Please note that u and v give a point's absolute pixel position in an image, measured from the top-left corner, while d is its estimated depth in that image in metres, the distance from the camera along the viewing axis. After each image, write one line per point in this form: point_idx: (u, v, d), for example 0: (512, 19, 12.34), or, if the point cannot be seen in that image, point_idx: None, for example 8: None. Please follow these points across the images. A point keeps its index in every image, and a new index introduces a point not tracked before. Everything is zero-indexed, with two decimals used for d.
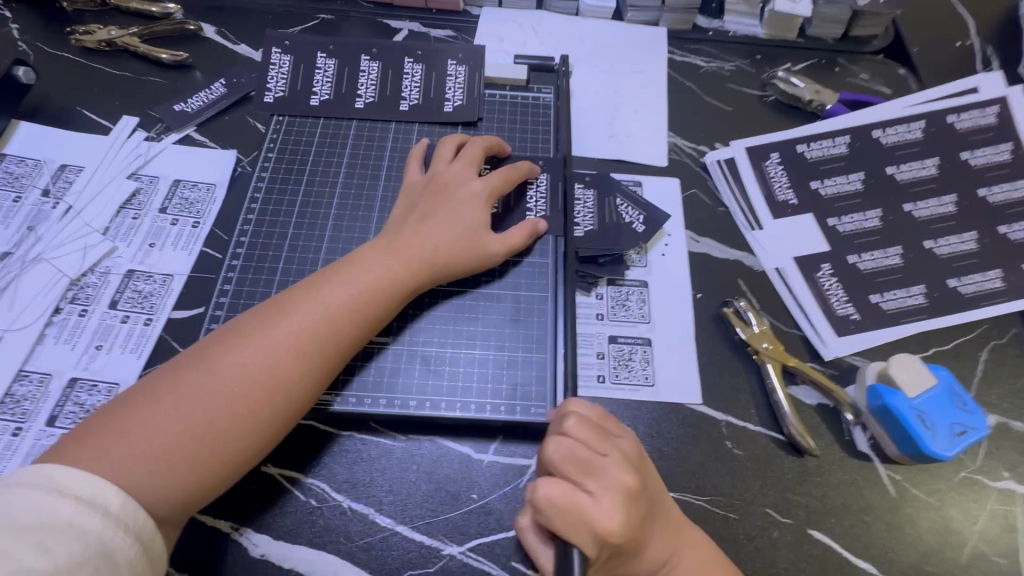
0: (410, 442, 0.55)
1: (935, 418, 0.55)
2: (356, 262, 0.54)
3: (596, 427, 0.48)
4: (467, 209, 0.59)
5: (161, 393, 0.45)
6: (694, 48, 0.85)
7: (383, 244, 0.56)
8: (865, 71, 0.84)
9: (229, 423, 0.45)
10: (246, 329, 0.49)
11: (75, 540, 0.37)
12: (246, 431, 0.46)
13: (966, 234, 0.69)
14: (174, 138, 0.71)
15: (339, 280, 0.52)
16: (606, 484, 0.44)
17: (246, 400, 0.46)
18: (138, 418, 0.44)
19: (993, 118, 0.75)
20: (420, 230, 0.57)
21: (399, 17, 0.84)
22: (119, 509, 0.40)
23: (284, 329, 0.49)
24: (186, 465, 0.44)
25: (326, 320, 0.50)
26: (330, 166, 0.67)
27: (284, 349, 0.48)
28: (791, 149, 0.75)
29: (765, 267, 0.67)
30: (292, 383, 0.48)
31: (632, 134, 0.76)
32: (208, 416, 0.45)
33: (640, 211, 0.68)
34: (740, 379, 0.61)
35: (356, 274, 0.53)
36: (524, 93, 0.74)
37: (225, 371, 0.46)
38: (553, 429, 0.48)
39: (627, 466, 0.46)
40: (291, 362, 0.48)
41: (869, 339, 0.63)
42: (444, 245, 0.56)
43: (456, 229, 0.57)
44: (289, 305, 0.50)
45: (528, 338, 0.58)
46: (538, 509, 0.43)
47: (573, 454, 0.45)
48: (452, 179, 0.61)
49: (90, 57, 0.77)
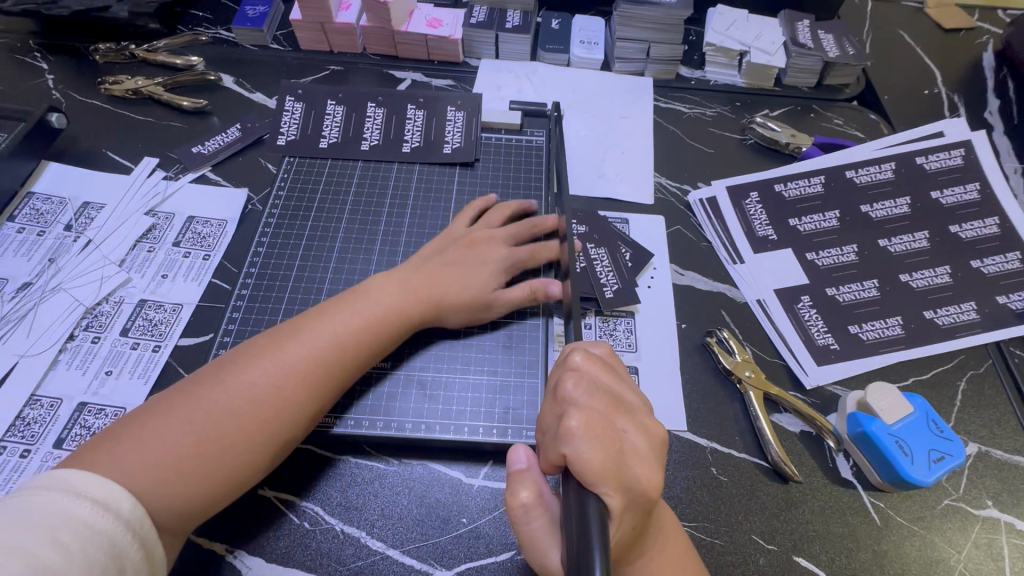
0: (402, 466, 0.57)
1: (914, 444, 0.56)
2: (367, 292, 0.58)
3: (608, 366, 0.48)
4: (485, 267, 0.62)
5: (174, 406, 0.48)
6: (677, 96, 0.91)
7: (394, 280, 0.59)
8: (839, 117, 0.90)
9: (240, 437, 0.48)
10: (262, 348, 0.52)
11: (90, 540, 0.39)
12: (255, 447, 0.48)
13: (940, 268, 0.72)
14: (191, 177, 0.76)
15: (350, 309, 0.56)
16: (635, 425, 0.44)
17: (256, 420, 0.48)
18: (152, 427, 0.46)
19: (959, 160, 0.80)
20: (437, 278, 0.60)
21: (404, 68, 0.92)
22: (129, 513, 0.42)
23: (297, 351, 0.52)
24: (194, 476, 0.46)
25: (335, 344, 0.53)
26: (336, 205, 0.71)
27: (298, 371, 0.51)
28: (769, 188, 0.79)
29: (747, 299, 0.71)
30: (300, 403, 0.50)
31: (620, 173, 0.81)
32: (219, 432, 0.47)
33: (628, 246, 0.72)
34: (725, 407, 0.63)
35: (371, 303, 0.57)
36: (518, 136, 0.78)
37: (239, 389, 0.49)
38: (561, 368, 0.47)
39: (645, 409, 0.46)
40: (299, 383, 0.51)
41: (849, 369, 0.65)
42: (455, 294, 0.60)
43: (472, 283, 0.61)
44: (301, 329, 0.53)
45: (519, 363, 0.61)
46: (574, 439, 0.40)
47: (596, 390, 0.44)
48: (483, 235, 0.65)
49: (118, 104, 0.84)
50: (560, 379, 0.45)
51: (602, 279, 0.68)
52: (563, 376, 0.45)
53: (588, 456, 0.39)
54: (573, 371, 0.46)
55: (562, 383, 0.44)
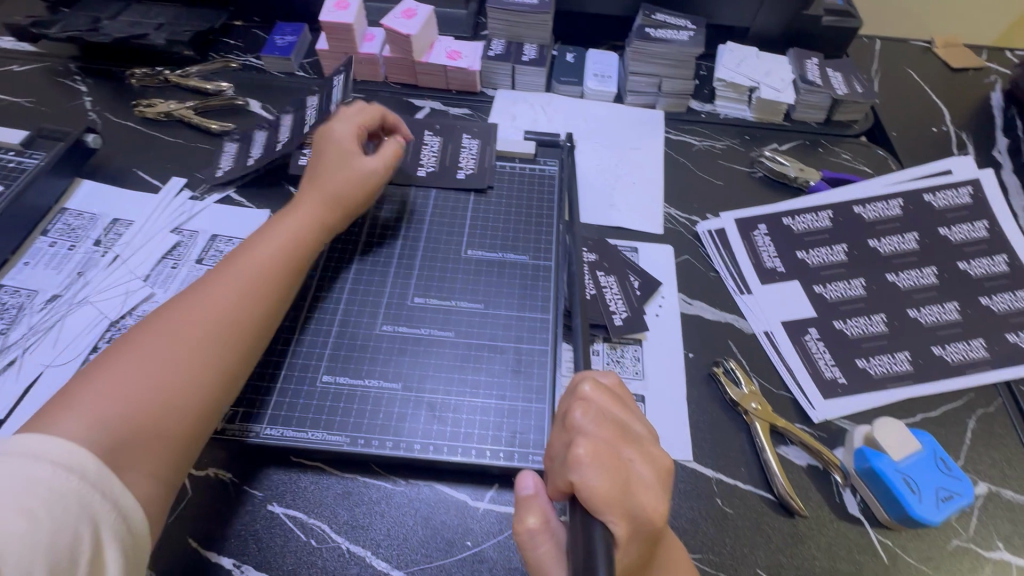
0: (409, 486, 0.58)
1: (922, 482, 0.56)
2: (276, 221, 0.64)
3: (616, 396, 0.48)
4: (343, 146, 0.69)
5: (114, 362, 0.49)
6: (687, 128, 0.94)
7: (295, 201, 0.66)
8: (847, 152, 0.92)
9: (189, 359, 0.51)
10: (184, 297, 0.55)
11: (54, 501, 0.38)
12: (213, 374, 0.52)
13: (948, 305, 0.73)
14: (216, 198, 0.79)
15: (265, 237, 0.62)
16: (642, 454, 0.44)
17: (203, 348, 0.52)
18: (94, 386, 0.47)
19: (967, 198, 0.81)
20: (319, 178, 0.67)
21: (423, 97, 0.95)
22: (94, 473, 0.42)
23: (217, 285, 0.56)
24: (155, 406, 0.48)
25: (258, 263, 0.59)
26: (355, 227, 0.72)
27: (226, 297, 0.55)
28: (777, 221, 0.80)
29: (755, 329, 0.71)
30: (237, 313, 0.55)
31: (630, 203, 0.83)
32: (175, 370, 0.50)
33: (637, 274, 0.73)
34: (731, 438, 0.63)
35: (269, 228, 0.63)
36: (532, 165, 0.80)
37: (172, 322, 0.53)
38: (570, 397, 0.47)
39: (652, 438, 0.46)
40: (232, 298, 0.56)
41: (857, 403, 0.66)
42: (338, 179, 0.67)
43: (346, 166, 0.68)
44: (221, 267, 0.58)
45: (528, 389, 0.59)
46: (581, 466, 0.41)
47: (604, 419, 0.45)
48: (328, 130, 0.71)
49: (151, 126, 0.88)
50: (569, 408, 0.46)
51: (611, 306, 0.69)
52: (572, 405, 0.46)
53: (594, 483, 0.40)
54: (582, 400, 0.46)
55: (571, 412, 0.45)
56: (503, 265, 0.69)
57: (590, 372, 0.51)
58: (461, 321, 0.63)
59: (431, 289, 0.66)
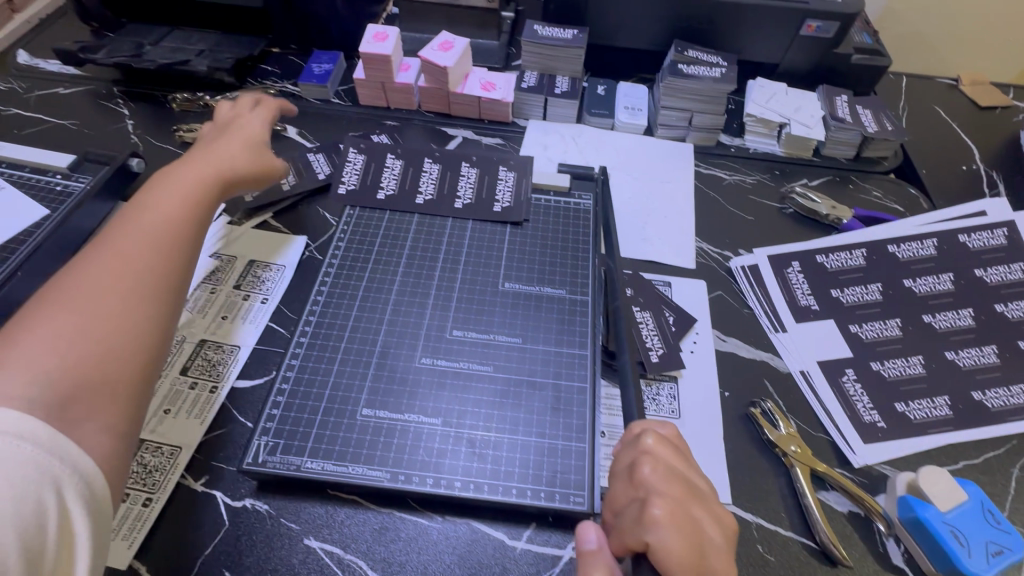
0: (445, 523, 0.57)
1: (969, 535, 0.55)
2: (168, 173, 0.60)
3: (679, 450, 0.49)
4: (244, 127, 0.72)
5: (37, 319, 0.44)
6: (717, 162, 0.94)
7: (186, 157, 0.63)
8: (877, 189, 0.92)
9: (128, 302, 0.48)
10: (106, 247, 0.51)
11: (9, 473, 0.36)
12: (157, 321, 0.49)
13: (987, 348, 0.72)
14: (253, 223, 0.80)
15: (167, 185, 0.58)
16: (711, 514, 0.45)
17: (141, 292, 0.49)
18: (19, 348, 0.42)
19: (1002, 240, 0.80)
20: (216, 143, 0.67)
21: (456, 126, 0.97)
22: (45, 438, 0.38)
23: (145, 234, 0.52)
24: (100, 353, 0.45)
25: (172, 208, 0.55)
26: (393, 257, 0.73)
27: (160, 244, 0.52)
28: (811, 258, 0.80)
29: (790, 369, 0.71)
30: (166, 254, 0.52)
31: (663, 237, 0.83)
32: (117, 318, 0.47)
33: (671, 310, 0.73)
34: (770, 481, 0.62)
35: (196, 180, 0.60)
36: (567, 198, 0.81)
37: (87, 272, 0.48)
38: (634, 449, 0.49)
39: (715, 496, 0.47)
40: (157, 243, 0.52)
41: (897, 449, 0.65)
42: (239, 145, 0.67)
43: (247, 137, 0.70)
44: (125, 218, 0.54)
45: (567, 427, 0.59)
46: (657, 527, 0.42)
47: (673, 477, 0.46)
48: (225, 118, 0.74)
49: (191, 150, 0.90)
50: (638, 463, 0.47)
51: (646, 342, 0.70)
52: (640, 460, 0.47)
53: (670, 545, 0.41)
54: (646, 454, 0.48)
55: (640, 467, 0.46)
56: (540, 298, 0.69)
57: (648, 422, 0.53)
58: (499, 355, 0.64)
59: (469, 322, 0.66)
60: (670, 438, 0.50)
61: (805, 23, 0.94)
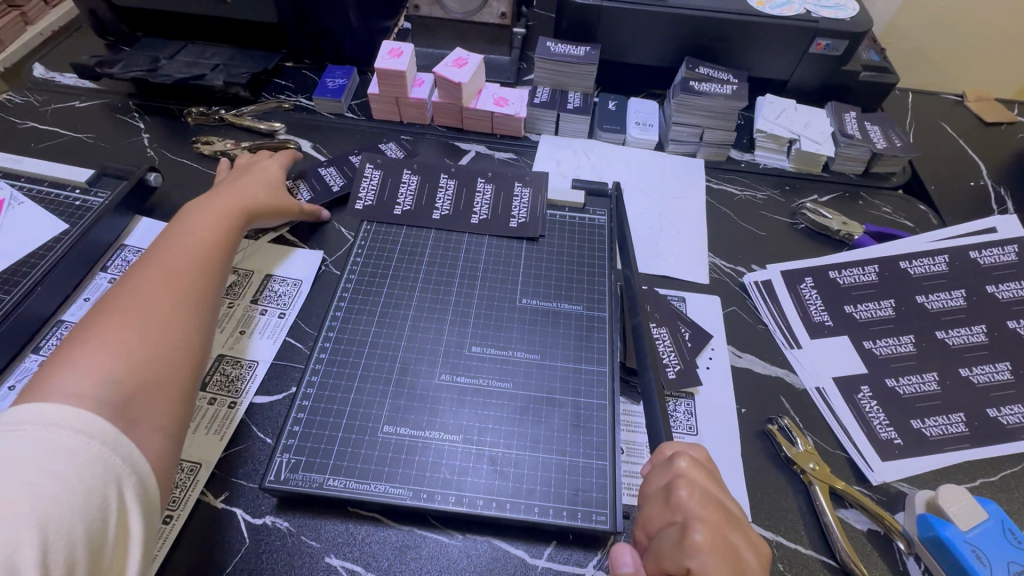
0: (466, 541, 0.57)
1: (990, 554, 0.55)
2: (195, 215, 0.69)
3: (711, 475, 0.51)
4: (260, 170, 0.80)
5: (94, 334, 0.51)
6: (728, 177, 0.95)
7: (207, 200, 0.72)
8: (887, 205, 0.93)
9: (171, 321, 0.55)
10: (152, 275, 0.59)
11: (81, 465, 0.40)
12: (196, 336, 0.57)
13: (1001, 365, 0.72)
14: (269, 237, 0.81)
15: (196, 225, 0.67)
16: (747, 540, 0.46)
17: (180, 314, 0.56)
18: (82, 357, 0.49)
19: (1013, 256, 0.81)
20: (236, 186, 0.75)
21: (469, 141, 0.98)
22: (111, 435, 0.43)
23: (186, 264, 0.61)
24: (151, 363, 0.51)
25: (201, 247, 0.64)
26: (410, 272, 0.73)
27: (194, 276, 0.61)
28: (823, 274, 0.81)
29: (806, 385, 0.71)
30: (198, 284, 0.61)
31: (677, 252, 0.84)
32: (165, 331, 0.54)
33: (687, 326, 0.74)
34: (788, 498, 0.62)
35: (224, 221, 0.69)
36: (581, 214, 0.81)
37: (134, 295, 0.56)
38: (667, 473, 0.50)
39: (747, 520, 0.49)
40: (191, 275, 0.61)
41: (914, 466, 0.65)
42: (258, 188, 0.76)
43: (264, 180, 0.78)
44: (160, 253, 0.62)
45: (588, 444, 0.59)
46: (699, 553, 0.43)
47: (709, 502, 0.47)
48: (242, 163, 0.82)
49: (206, 164, 0.90)
50: (674, 487, 0.48)
51: (663, 358, 0.70)
52: (676, 483, 0.48)
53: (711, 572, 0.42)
54: (681, 478, 0.49)
55: (678, 491, 0.48)
56: (557, 314, 0.69)
57: (682, 445, 0.54)
58: (518, 372, 0.64)
59: (488, 338, 0.67)
60: (702, 462, 0.52)
61: (814, 41, 0.95)
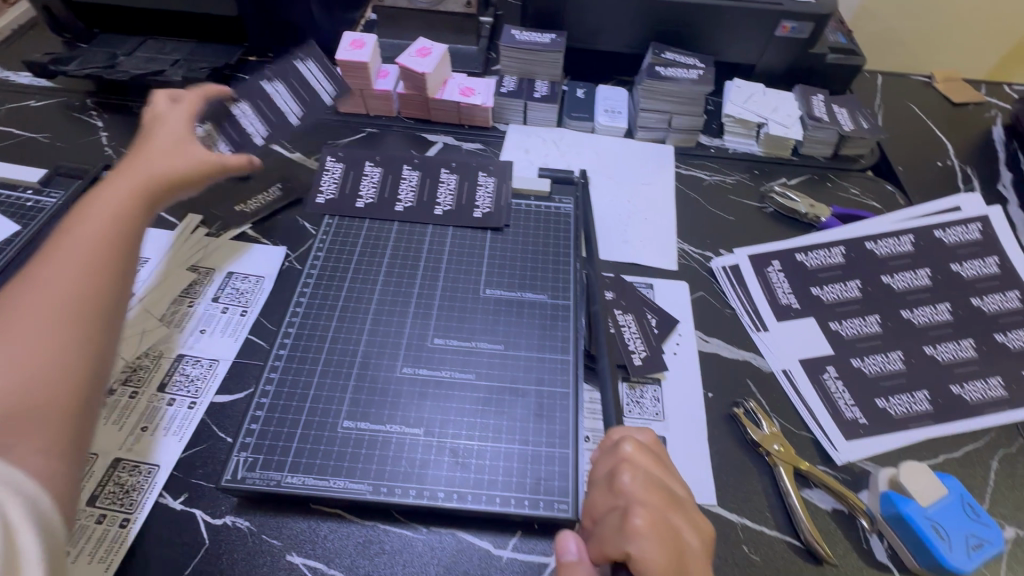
0: (430, 534, 0.56)
1: (951, 530, 0.56)
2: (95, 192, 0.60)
3: (656, 457, 0.51)
4: (170, 127, 0.70)
5: None
6: (697, 163, 0.95)
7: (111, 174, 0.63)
8: (855, 187, 0.93)
9: (60, 327, 0.48)
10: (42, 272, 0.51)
11: None
12: (92, 339, 0.50)
13: (964, 342, 0.73)
14: (232, 234, 0.79)
15: (95, 204, 0.58)
16: (689, 521, 0.46)
17: (74, 315, 0.50)
18: None
19: (977, 234, 0.82)
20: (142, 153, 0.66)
21: (436, 132, 0.96)
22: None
23: (85, 249, 0.54)
24: (33, 379, 0.45)
25: (101, 225, 0.56)
26: (373, 266, 0.72)
27: (93, 262, 0.53)
28: (790, 257, 0.81)
29: (773, 368, 0.71)
30: (101, 270, 0.53)
31: (645, 239, 0.83)
32: (51, 340, 0.47)
33: (653, 313, 0.73)
34: (754, 481, 0.62)
35: (132, 196, 0.60)
36: (546, 203, 0.81)
37: (26, 299, 0.49)
38: (613, 456, 0.50)
39: (692, 502, 0.49)
40: (91, 262, 0.53)
41: (878, 444, 0.65)
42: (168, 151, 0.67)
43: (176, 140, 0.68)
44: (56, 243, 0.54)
45: (551, 433, 0.59)
46: (638, 537, 0.43)
47: (651, 485, 0.47)
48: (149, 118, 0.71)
49: None
50: (617, 471, 0.49)
51: (629, 345, 0.70)
52: (619, 467, 0.49)
53: (649, 555, 0.42)
54: (625, 462, 0.49)
55: (620, 475, 0.48)
56: (521, 304, 0.69)
57: (627, 431, 0.54)
58: (481, 363, 0.63)
59: (450, 330, 0.66)
60: (648, 445, 0.52)
61: (780, 23, 0.95)
